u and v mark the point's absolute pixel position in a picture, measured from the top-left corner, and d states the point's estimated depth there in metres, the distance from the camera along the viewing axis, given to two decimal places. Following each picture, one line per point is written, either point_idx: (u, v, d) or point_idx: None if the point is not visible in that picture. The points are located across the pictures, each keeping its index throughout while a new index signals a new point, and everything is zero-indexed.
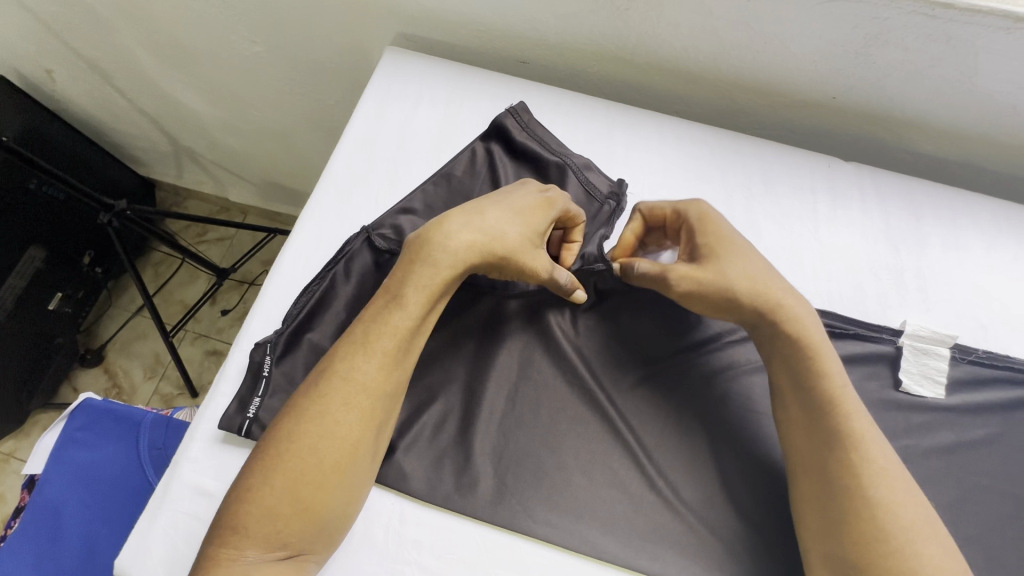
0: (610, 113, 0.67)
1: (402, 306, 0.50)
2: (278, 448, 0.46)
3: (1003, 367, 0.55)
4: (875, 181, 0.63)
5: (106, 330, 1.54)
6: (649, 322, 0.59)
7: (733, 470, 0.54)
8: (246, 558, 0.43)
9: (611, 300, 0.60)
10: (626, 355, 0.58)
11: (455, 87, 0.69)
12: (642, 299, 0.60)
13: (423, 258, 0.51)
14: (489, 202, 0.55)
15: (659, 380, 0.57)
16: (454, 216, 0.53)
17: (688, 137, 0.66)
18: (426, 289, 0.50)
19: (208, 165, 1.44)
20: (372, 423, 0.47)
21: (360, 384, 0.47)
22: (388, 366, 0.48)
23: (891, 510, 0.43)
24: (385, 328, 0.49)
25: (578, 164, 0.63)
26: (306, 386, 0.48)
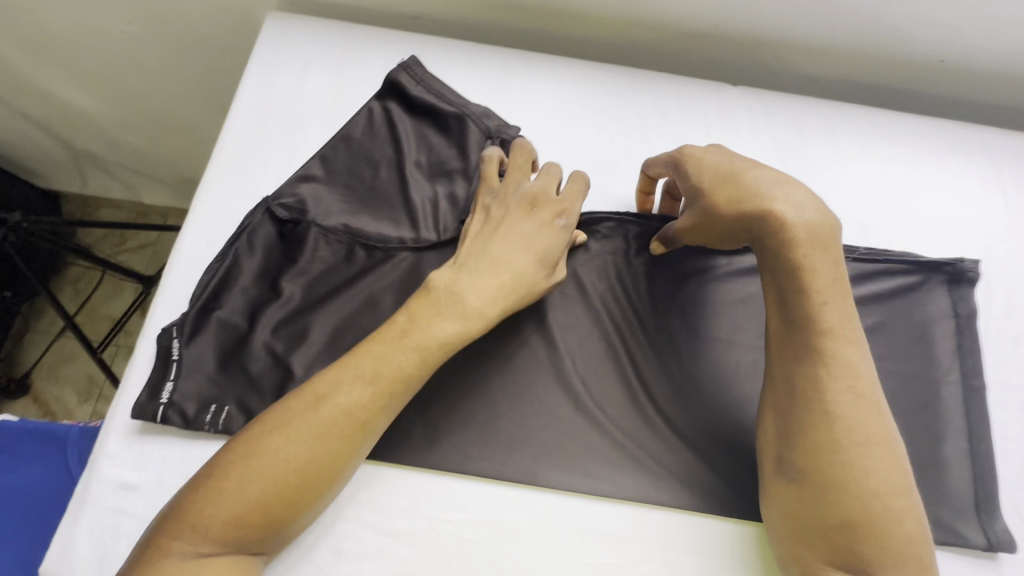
0: (505, 61, 0.67)
1: (407, 327, 0.49)
2: (248, 451, 0.45)
3: (882, 260, 0.60)
4: (761, 102, 0.66)
5: (28, 357, 1.44)
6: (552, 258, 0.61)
7: (650, 386, 0.56)
8: (188, 554, 0.42)
9: None
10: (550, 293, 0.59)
11: (345, 47, 0.67)
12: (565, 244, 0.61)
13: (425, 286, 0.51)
14: (511, 241, 0.53)
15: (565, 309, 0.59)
16: (486, 274, 0.51)
17: (585, 76, 0.67)
18: (432, 317, 0.50)
19: (113, 168, 1.35)
20: (358, 438, 0.47)
21: (352, 405, 0.46)
22: (388, 387, 0.47)
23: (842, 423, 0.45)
24: (388, 349, 0.48)
25: (476, 113, 0.63)
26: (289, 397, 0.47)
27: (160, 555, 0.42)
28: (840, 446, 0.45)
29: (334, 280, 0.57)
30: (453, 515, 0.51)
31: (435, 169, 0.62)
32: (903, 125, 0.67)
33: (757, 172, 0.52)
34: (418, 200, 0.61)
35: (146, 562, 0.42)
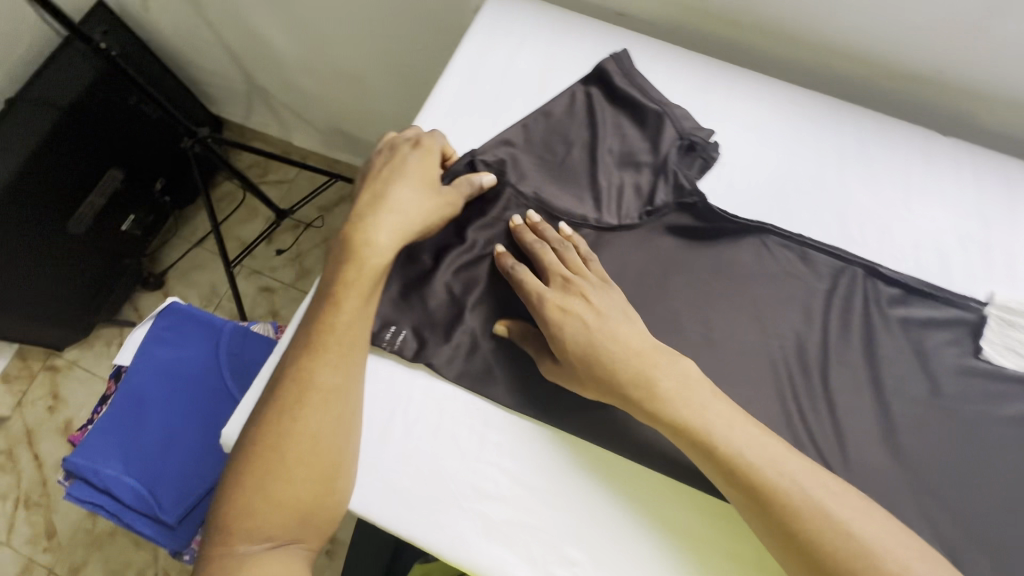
0: (705, 70, 0.69)
1: (334, 317, 0.53)
2: (256, 447, 0.49)
3: None
4: (971, 156, 0.64)
5: (168, 258, 1.61)
6: (721, 266, 0.60)
7: (808, 415, 0.55)
8: (248, 548, 0.47)
9: (721, 265, 0.60)
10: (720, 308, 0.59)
11: (559, 32, 0.71)
12: (744, 257, 0.60)
13: (360, 257, 0.54)
14: (395, 180, 0.57)
15: (727, 318, 0.58)
16: (377, 212, 0.56)
17: (787, 97, 0.67)
18: (347, 316, 0.53)
19: (279, 107, 1.49)
20: (315, 420, 0.49)
21: (323, 380, 0.50)
22: (343, 369, 0.51)
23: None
24: (325, 335, 0.52)
25: (676, 114, 0.65)
26: (273, 393, 0.51)
27: (228, 548, 0.47)
28: None
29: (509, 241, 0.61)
30: (589, 484, 0.54)
31: (624, 157, 0.64)
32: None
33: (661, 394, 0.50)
34: (604, 183, 0.63)
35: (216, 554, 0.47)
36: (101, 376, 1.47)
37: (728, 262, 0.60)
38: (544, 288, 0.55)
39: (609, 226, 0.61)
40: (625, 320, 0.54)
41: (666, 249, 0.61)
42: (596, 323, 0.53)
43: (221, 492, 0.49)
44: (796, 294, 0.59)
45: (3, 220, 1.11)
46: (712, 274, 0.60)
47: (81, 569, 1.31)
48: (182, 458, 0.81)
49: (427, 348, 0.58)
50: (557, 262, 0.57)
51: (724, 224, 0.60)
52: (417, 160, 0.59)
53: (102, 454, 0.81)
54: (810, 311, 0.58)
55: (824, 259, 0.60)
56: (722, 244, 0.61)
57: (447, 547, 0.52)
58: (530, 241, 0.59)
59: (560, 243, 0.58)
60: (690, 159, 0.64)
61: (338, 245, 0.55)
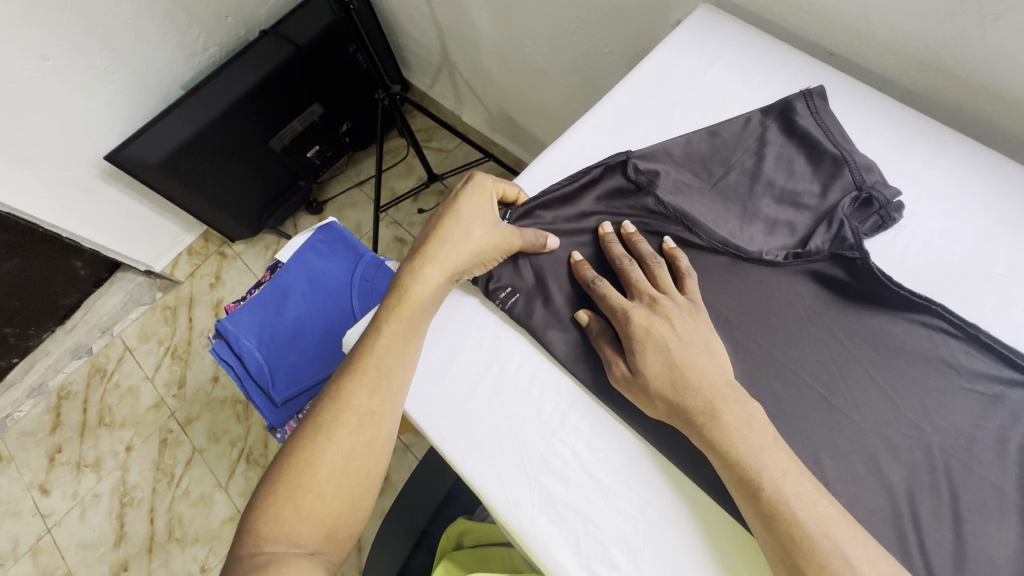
0: (911, 126, 0.63)
1: (374, 343, 0.56)
2: (293, 456, 0.51)
3: None
4: None
5: (332, 190, 1.84)
6: (865, 333, 0.55)
7: (927, 521, 0.48)
8: (272, 548, 0.48)
9: (863, 329, 0.55)
10: (852, 374, 0.53)
11: (755, 59, 0.70)
12: (894, 330, 0.54)
13: (405, 293, 0.58)
14: (450, 219, 0.60)
15: (854, 387, 0.53)
16: (431, 252, 0.59)
17: (1002, 175, 0.60)
18: (387, 344, 0.56)
19: (460, 83, 1.63)
20: (350, 435, 0.52)
21: (358, 402, 0.53)
22: (378, 393, 0.54)
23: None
24: (367, 360, 0.55)
25: (859, 163, 0.60)
26: (313, 409, 0.54)
27: (255, 550, 0.48)
28: None
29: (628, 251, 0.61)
30: (657, 498, 0.53)
31: (787, 196, 0.61)
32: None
33: (730, 425, 0.48)
34: (758, 215, 0.61)
35: (247, 551, 0.48)
36: (254, 272, 1.73)
37: (872, 331, 0.55)
38: (628, 303, 0.55)
39: (751, 255, 0.58)
40: (703, 352, 0.52)
41: (807, 297, 0.57)
42: (675, 342, 0.52)
43: (255, 499, 0.51)
44: (947, 389, 0.52)
45: (229, 123, 1.36)
46: (851, 338, 0.55)
47: (194, 422, 1.56)
48: (302, 350, 0.94)
49: (535, 317, 0.60)
50: (644, 279, 0.57)
51: (883, 291, 0.54)
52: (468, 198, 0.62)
53: (246, 325, 0.96)
54: (961, 411, 0.51)
55: (994, 361, 0.52)
56: (872, 311, 0.55)
57: (500, 502, 0.54)
58: (620, 251, 0.59)
59: (649, 259, 0.58)
60: (862, 214, 0.59)
61: (388, 292, 0.59)
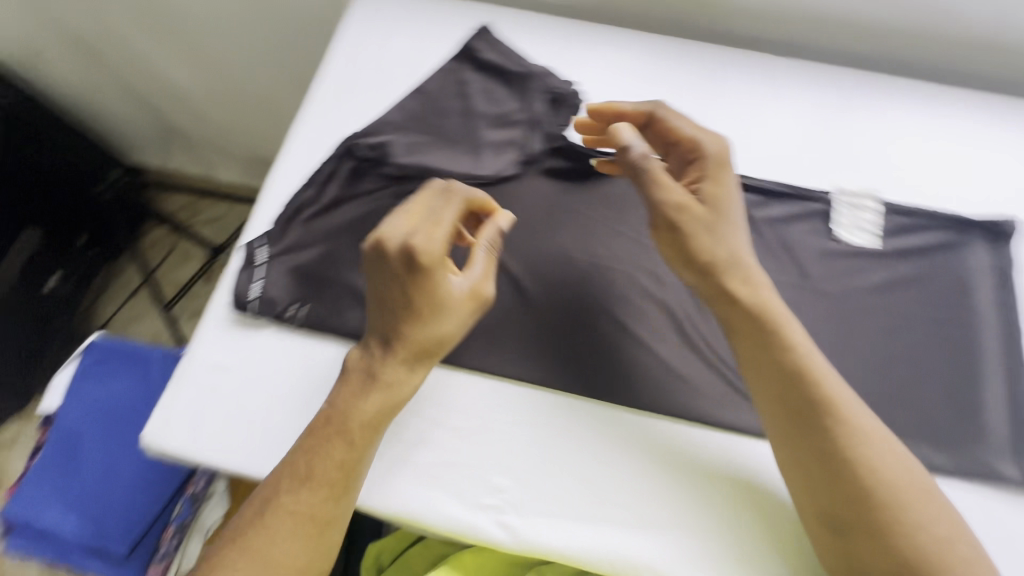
0: (570, 26, 0.74)
1: (326, 458, 0.50)
2: (231, 569, 0.48)
3: (914, 216, 0.62)
4: (802, 70, 0.70)
5: (104, 312, 1.53)
6: (600, 201, 0.64)
7: (697, 317, 0.59)
8: None
9: (597, 198, 0.64)
10: (604, 237, 0.63)
11: (427, 17, 0.76)
12: (619, 189, 0.65)
13: (358, 382, 0.52)
14: (437, 315, 0.52)
15: (611, 245, 0.62)
16: (429, 356, 0.53)
17: (640, 42, 0.72)
18: (355, 453, 0.50)
19: (197, 144, 1.48)
20: (308, 546, 0.48)
21: (315, 509, 0.49)
22: (342, 501, 0.50)
23: (888, 497, 0.47)
24: (318, 467, 0.49)
25: (539, 72, 0.70)
26: (248, 514, 0.50)
27: None
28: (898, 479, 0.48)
29: None
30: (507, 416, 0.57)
31: (500, 119, 0.68)
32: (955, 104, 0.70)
33: None
34: (483, 145, 0.67)
35: None
36: None
37: (604, 197, 0.64)
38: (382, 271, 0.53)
39: (492, 179, 0.65)
40: None
41: (549, 193, 0.64)
42: (676, 188, 0.56)
43: None
44: None
45: None
46: (593, 210, 0.64)
47: None
48: (125, 488, 0.80)
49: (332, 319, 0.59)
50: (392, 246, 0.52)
51: (596, 164, 0.65)
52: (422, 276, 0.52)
53: (40, 498, 0.79)
54: None
55: None
56: (598, 182, 0.65)
57: (376, 498, 0.53)
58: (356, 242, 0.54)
59: (658, 110, 0.61)
60: (558, 110, 0.68)
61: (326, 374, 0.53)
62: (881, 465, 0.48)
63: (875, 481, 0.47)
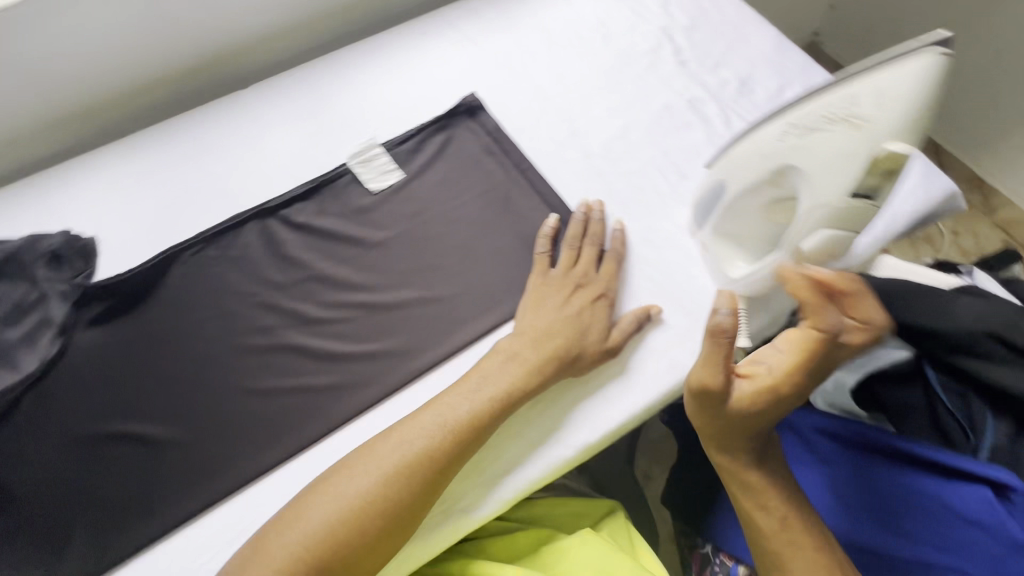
0: (36, 180, 0.69)
1: (480, 431, 0.54)
2: (335, 477, 0.52)
3: (413, 134, 0.72)
4: (265, 86, 0.75)
5: None
6: (162, 309, 0.62)
7: (309, 333, 0.62)
8: (275, 527, 0.50)
9: (157, 308, 0.62)
10: (189, 334, 0.61)
11: None
12: (172, 285, 0.63)
13: (472, 417, 0.54)
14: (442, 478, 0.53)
15: (199, 336, 0.61)
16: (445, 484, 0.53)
17: (109, 152, 0.70)
18: (484, 430, 0.55)
19: None
20: (357, 522, 0.50)
21: (418, 456, 0.52)
22: (426, 494, 0.52)
23: (777, 526, 0.53)
24: (465, 440, 0.54)
25: (25, 243, 0.63)
26: (364, 448, 0.54)
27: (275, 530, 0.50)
28: (789, 549, 0.52)
29: None
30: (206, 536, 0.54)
31: (14, 314, 0.61)
32: (399, 36, 0.79)
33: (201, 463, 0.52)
34: (5, 349, 0.59)
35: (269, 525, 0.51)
36: None
37: (162, 302, 0.62)
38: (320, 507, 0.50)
39: (39, 373, 0.59)
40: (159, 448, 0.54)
41: (108, 340, 0.61)
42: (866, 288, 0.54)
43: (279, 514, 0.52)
44: (232, 272, 0.64)
45: None
46: (161, 321, 0.62)
47: None
48: None
49: None
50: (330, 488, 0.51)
51: (133, 282, 0.62)
52: (504, 368, 0.57)
53: None
54: (249, 271, 0.64)
55: (231, 233, 0.66)
56: (149, 296, 0.63)
57: None
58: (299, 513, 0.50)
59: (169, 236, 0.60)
60: (70, 264, 0.63)
61: (426, 440, 0.53)
62: (753, 466, 0.55)
63: (766, 505, 0.54)
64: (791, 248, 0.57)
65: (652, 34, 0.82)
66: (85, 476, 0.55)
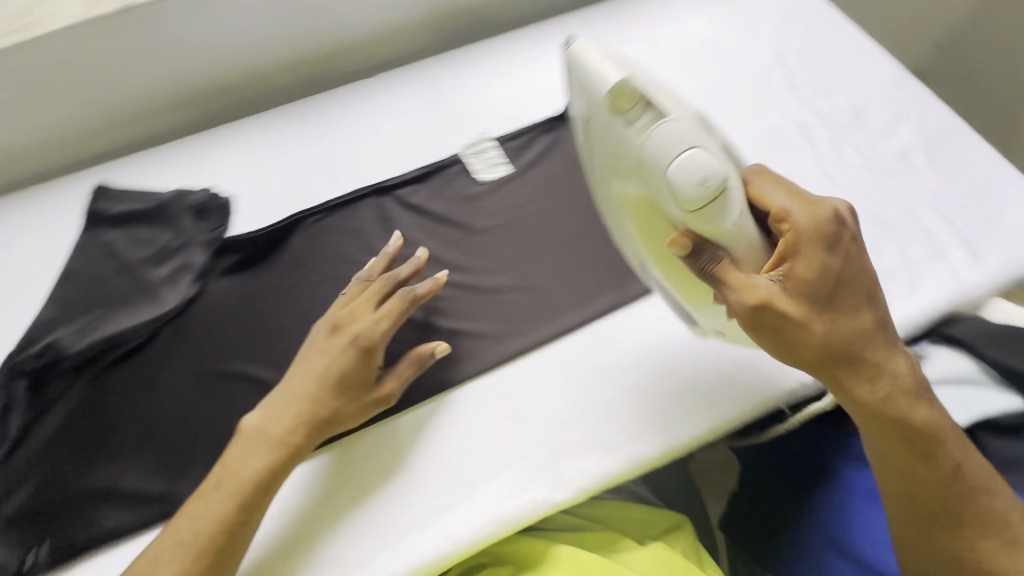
0: (187, 143, 0.77)
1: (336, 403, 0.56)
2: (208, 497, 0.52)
3: (524, 132, 0.75)
4: (392, 78, 0.81)
5: None
6: (285, 268, 0.68)
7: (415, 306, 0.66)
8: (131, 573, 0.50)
9: (281, 267, 0.68)
10: (306, 293, 0.66)
11: (39, 206, 0.73)
12: (295, 247, 0.69)
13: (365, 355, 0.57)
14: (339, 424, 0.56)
15: (314, 295, 0.66)
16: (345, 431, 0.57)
17: (251, 125, 0.78)
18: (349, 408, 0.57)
19: None
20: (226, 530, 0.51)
21: (266, 452, 0.53)
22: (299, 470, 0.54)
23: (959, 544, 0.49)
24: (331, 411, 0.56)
25: (174, 197, 0.71)
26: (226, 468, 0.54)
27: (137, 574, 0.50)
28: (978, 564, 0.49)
29: (94, 407, 0.61)
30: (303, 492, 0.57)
31: (160, 256, 0.69)
32: (516, 40, 0.84)
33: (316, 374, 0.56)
34: (153, 285, 0.67)
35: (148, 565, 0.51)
36: None
37: (286, 261, 0.68)
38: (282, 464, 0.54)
39: (179, 309, 0.66)
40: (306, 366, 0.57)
41: (237, 289, 0.67)
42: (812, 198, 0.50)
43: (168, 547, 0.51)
44: (349, 241, 0.69)
45: None
46: (283, 278, 0.67)
47: None
48: None
49: (81, 535, 0.55)
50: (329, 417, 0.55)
51: (262, 240, 0.69)
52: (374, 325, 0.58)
53: None
54: (364, 241, 0.69)
55: (351, 207, 0.72)
56: (273, 255, 0.69)
57: None
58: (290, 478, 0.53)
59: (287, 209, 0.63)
60: (208, 217, 0.71)
61: (320, 386, 0.56)
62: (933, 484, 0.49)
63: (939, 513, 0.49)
64: (697, 222, 0.49)
65: (765, 58, 0.83)
66: (206, 406, 0.61)
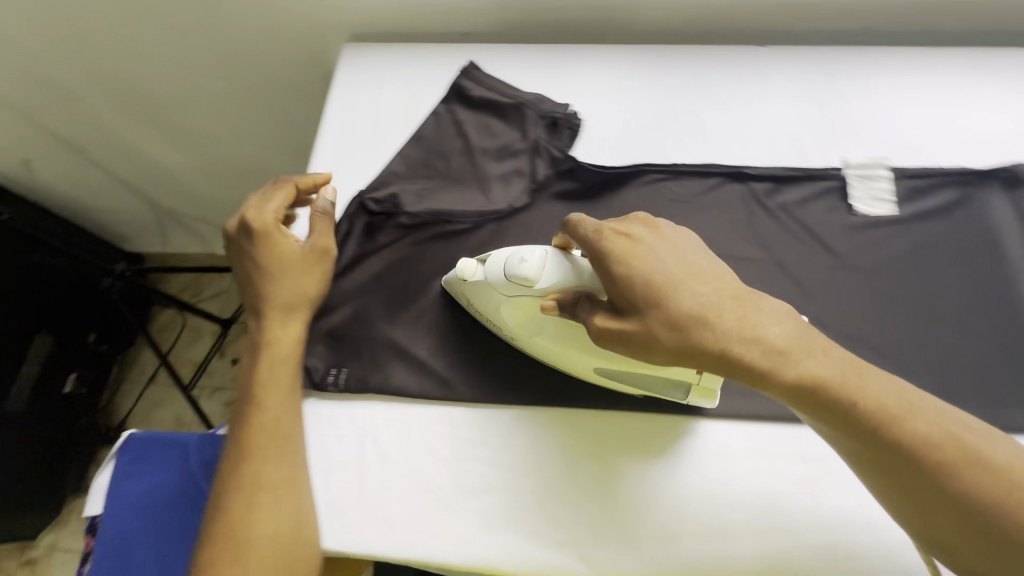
0: (559, 53, 0.75)
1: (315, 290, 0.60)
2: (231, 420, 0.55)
3: (934, 177, 0.62)
4: (791, 60, 0.71)
5: (124, 404, 1.44)
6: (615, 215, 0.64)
7: None
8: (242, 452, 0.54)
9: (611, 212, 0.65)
10: None
11: (415, 66, 0.77)
12: (631, 199, 0.65)
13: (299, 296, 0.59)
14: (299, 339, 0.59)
15: None
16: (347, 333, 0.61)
17: (625, 58, 0.73)
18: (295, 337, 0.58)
19: (193, 223, 1.37)
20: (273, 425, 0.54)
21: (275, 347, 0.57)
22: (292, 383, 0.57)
23: None
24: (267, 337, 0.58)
25: (532, 100, 0.70)
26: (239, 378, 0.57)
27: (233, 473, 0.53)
28: None
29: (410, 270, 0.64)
30: (554, 445, 0.56)
31: (502, 152, 0.68)
32: (950, 68, 0.69)
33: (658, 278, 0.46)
34: (489, 178, 0.67)
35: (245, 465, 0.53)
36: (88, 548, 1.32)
37: (619, 209, 0.65)
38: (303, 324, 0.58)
39: (505, 212, 0.65)
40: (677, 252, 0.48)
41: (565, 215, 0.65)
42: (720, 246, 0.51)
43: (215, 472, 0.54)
44: (689, 215, 0.64)
45: None
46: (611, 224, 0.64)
47: None
48: None
49: (373, 379, 0.59)
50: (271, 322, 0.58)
51: (604, 178, 0.65)
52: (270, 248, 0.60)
53: None
54: (705, 222, 0.63)
55: (702, 180, 0.65)
56: (605, 196, 0.65)
57: (451, 554, 0.52)
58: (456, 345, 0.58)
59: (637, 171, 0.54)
60: (555, 134, 0.68)
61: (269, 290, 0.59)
62: None
63: None
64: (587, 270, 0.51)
65: None
66: None
